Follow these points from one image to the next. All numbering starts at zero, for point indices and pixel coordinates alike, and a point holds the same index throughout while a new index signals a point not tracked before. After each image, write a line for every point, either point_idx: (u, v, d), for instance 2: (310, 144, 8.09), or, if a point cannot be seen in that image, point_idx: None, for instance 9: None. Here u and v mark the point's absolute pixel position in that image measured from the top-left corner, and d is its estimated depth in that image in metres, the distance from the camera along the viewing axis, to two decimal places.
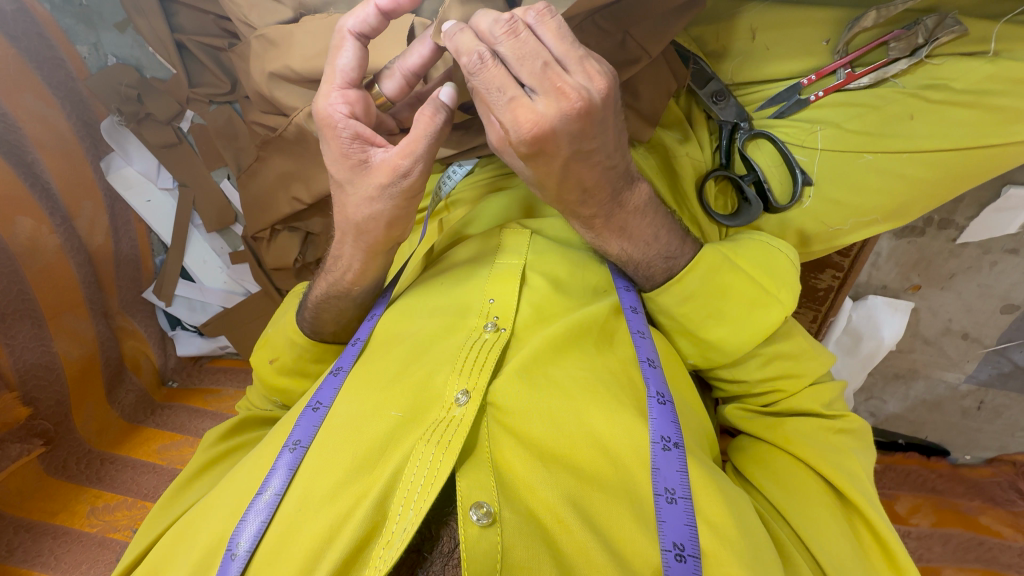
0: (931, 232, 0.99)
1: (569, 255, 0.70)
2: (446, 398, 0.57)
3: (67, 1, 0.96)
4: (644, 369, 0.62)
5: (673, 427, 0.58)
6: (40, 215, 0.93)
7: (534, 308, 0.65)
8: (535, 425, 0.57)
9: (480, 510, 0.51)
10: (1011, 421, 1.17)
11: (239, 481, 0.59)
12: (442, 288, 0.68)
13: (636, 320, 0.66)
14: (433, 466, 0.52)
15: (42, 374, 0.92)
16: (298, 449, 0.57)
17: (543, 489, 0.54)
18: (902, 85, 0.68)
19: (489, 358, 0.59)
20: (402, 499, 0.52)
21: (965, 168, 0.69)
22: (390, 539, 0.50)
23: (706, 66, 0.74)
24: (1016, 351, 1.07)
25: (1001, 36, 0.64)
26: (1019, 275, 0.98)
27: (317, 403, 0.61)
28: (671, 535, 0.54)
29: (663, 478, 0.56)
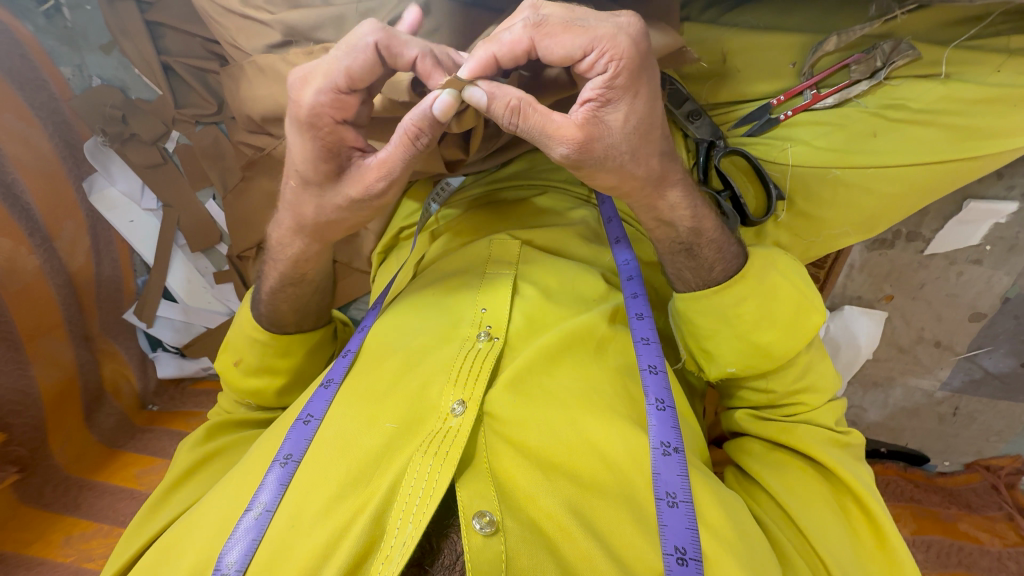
0: (901, 244, 1.03)
1: (557, 266, 0.72)
2: (442, 408, 0.58)
3: (52, 24, 0.97)
4: (645, 377, 0.62)
5: (673, 432, 0.59)
6: (18, 236, 0.92)
7: (526, 317, 0.66)
8: (531, 434, 0.58)
9: (483, 519, 0.52)
10: (985, 425, 1.20)
11: (228, 495, 0.58)
12: (432, 300, 0.68)
13: (641, 328, 0.65)
14: (431, 476, 0.53)
15: (17, 400, 0.89)
16: (290, 463, 0.57)
17: (543, 496, 0.55)
18: (865, 105, 0.72)
19: (484, 367, 0.60)
20: (401, 512, 0.52)
21: (929, 183, 0.72)
22: (389, 552, 0.51)
23: (681, 87, 0.78)
24: (986, 357, 1.11)
25: (951, 61, 0.68)
26: (983, 284, 1.03)
27: (308, 416, 0.60)
28: (673, 539, 0.54)
29: (663, 483, 0.57)
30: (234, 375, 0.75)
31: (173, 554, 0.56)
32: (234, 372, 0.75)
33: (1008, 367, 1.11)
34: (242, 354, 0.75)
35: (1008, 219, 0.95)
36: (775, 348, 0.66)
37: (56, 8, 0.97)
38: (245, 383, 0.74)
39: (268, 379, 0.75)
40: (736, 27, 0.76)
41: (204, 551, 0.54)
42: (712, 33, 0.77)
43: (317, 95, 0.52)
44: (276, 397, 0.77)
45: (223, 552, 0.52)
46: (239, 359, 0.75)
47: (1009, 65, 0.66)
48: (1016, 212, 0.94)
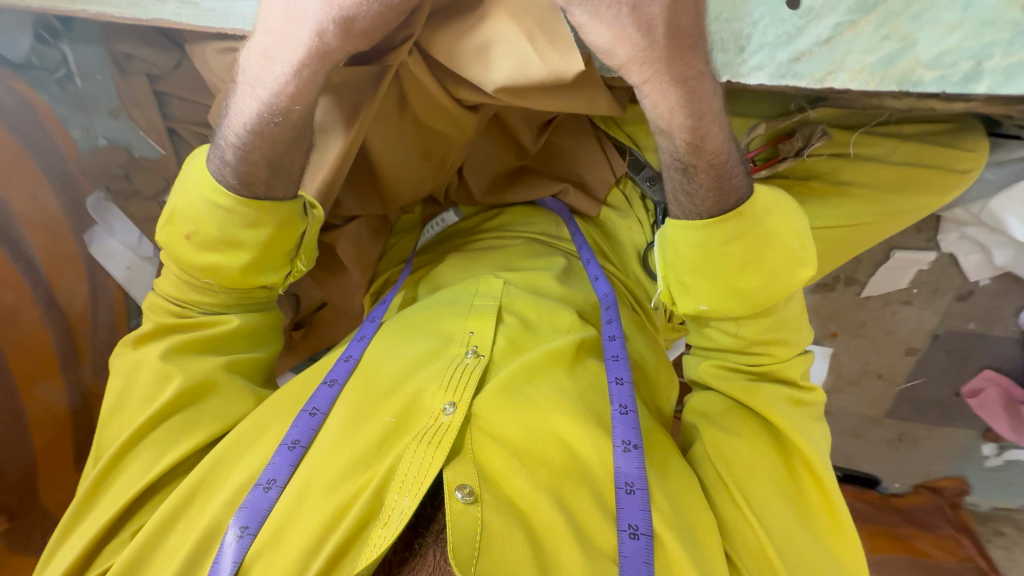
0: (840, 287, 1.15)
1: (536, 300, 0.79)
2: (435, 408, 0.68)
3: (65, 92, 1.06)
4: (612, 387, 0.71)
5: (633, 432, 0.66)
6: (21, 288, 0.96)
7: (508, 340, 0.74)
8: (511, 429, 0.66)
9: (464, 490, 0.61)
10: (930, 450, 1.31)
11: (236, 474, 0.66)
12: (427, 318, 0.78)
13: (612, 348, 0.75)
14: (424, 462, 0.63)
15: (10, 446, 0.92)
16: (297, 447, 0.66)
17: (516, 479, 0.64)
18: (792, 175, 0.83)
19: (471, 378, 0.69)
20: (397, 488, 0.62)
21: (848, 243, 0.83)
22: (388, 520, 0.60)
23: (637, 155, 0.90)
24: (924, 387, 1.22)
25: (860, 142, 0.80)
26: (914, 323, 1.15)
27: (314, 408, 0.70)
28: (627, 519, 0.62)
29: (623, 474, 0.64)
30: (185, 250, 0.71)
31: (197, 505, 0.65)
32: (186, 247, 0.71)
33: (942, 396, 1.23)
34: (197, 224, 0.69)
35: (930, 265, 1.08)
36: (755, 293, 0.66)
37: (68, 76, 1.05)
38: (198, 258, 0.70)
39: (226, 254, 0.70)
40: None
41: (221, 515, 0.63)
42: None
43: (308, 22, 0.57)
44: (241, 274, 0.71)
45: (232, 521, 0.62)
46: (194, 227, 0.69)
47: (902, 148, 0.79)
48: (937, 259, 1.07)
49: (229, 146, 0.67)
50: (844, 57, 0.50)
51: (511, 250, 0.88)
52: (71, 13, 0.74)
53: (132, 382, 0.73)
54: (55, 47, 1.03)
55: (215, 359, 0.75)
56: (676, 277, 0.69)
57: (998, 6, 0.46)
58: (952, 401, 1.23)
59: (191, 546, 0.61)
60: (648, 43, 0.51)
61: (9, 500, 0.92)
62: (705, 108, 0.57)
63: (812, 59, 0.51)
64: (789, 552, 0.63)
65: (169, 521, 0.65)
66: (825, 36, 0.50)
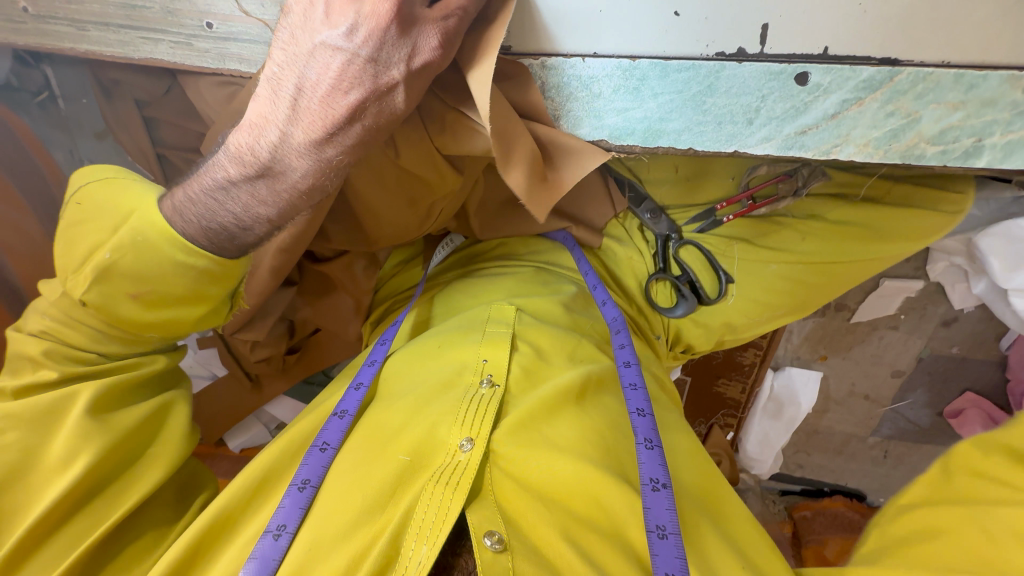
0: (830, 313, 1.16)
1: (548, 329, 0.80)
2: (451, 444, 0.66)
3: (46, 113, 1.00)
4: (635, 418, 0.72)
5: (661, 468, 0.65)
6: None
7: (523, 368, 0.74)
8: (533, 469, 0.65)
9: (493, 537, 0.58)
10: (911, 466, 1.35)
11: (248, 528, 0.63)
12: (437, 355, 0.77)
13: (628, 374, 0.77)
14: (443, 505, 0.60)
15: None
16: (307, 488, 0.64)
17: (542, 524, 0.61)
18: (792, 214, 0.85)
19: (488, 411, 0.68)
20: (414, 535, 0.58)
21: (840, 276, 0.86)
22: (405, 571, 0.56)
23: (640, 188, 0.89)
24: (907, 408, 1.26)
25: (872, 185, 0.80)
26: (901, 346, 1.18)
27: (324, 444, 0.68)
28: (663, 567, 0.58)
29: (654, 516, 0.62)
30: (124, 307, 0.63)
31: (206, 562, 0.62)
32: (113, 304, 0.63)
33: (925, 416, 1.26)
34: (149, 283, 0.62)
35: (917, 292, 1.10)
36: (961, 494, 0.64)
37: (51, 99, 0.99)
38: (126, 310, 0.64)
39: (179, 309, 0.65)
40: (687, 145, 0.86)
41: (231, 571, 0.59)
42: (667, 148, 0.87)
43: (339, 43, 0.48)
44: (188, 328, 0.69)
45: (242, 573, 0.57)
46: (144, 284, 0.62)
47: (898, 189, 0.80)
48: (924, 287, 1.10)
49: (228, 180, 0.57)
50: (851, 131, 0.48)
51: (520, 277, 0.88)
52: (58, 48, 0.70)
53: (46, 444, 0.62)
54: (36, 68, 0.95)
55: (145, 406, 0.71)
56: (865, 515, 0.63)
57: (1002, 86, 0.45)
58: (934, 420, 1.26)
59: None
60: None
61: None
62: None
63: (819, 133, 0.48)
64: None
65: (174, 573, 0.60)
66: (832, 111, 0.47)
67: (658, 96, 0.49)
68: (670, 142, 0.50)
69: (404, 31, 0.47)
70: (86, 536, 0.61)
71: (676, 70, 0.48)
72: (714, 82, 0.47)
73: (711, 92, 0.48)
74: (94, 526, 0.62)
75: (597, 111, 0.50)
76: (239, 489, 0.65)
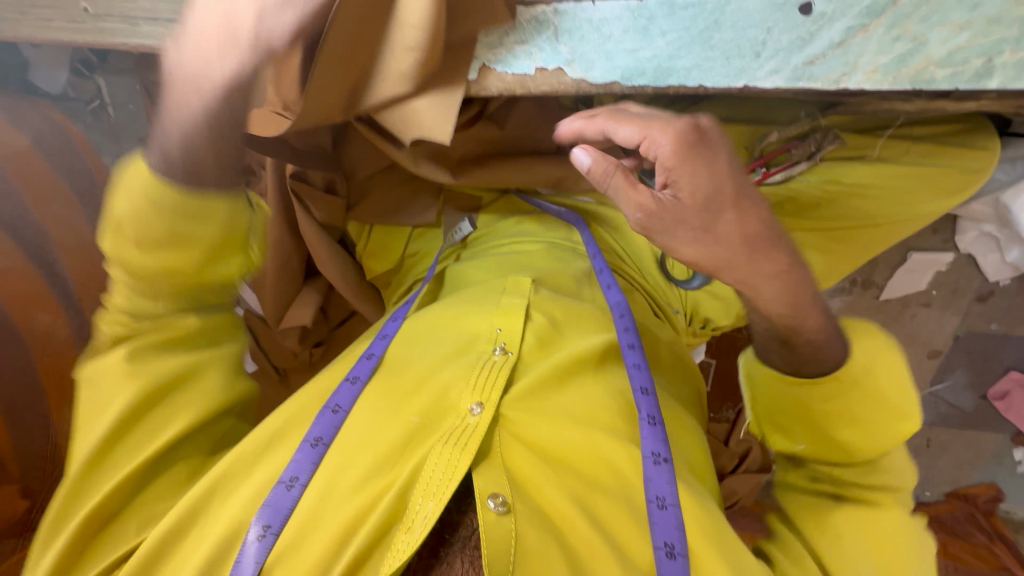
0: (858, 290, 1.15)
1: (564, 301, 0.77)
2: (461, 407, 0.64)
3: (98, 121, 1.13)
4: (638, 397, 0.67)
5: (662, 443, 0.63)
6: (56, 308, 0.95)
7: (538, 338, 0.71)
8: (542, 431, 0.63)
9: (496, 499, 0.57)
10: (957, 456, 1.28)
11: (260, 469, 0.61)
12: (452, 319, 0.74)
13: (631, 356, 0.71)
14: (450, 463, 0.58)
15: (42, 467, 0.91)
16: (320, 445, 0.61)
17: (548, 487, 0.60)
18: (808, 181, 0.82)
19: (499, 377, 0.65)
20: (422, 492, 0.58)
21: (861, 242, 0.84)
22: (411, 525, 0.56)
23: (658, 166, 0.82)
24: (947, 391, 1.21)
25: (884, 145, 0.80)
26: (936, 324, 1.14)
27: (336, 406, 0.65)
28: (663, 536, 0.58)
29: (654, 487, 0.61)
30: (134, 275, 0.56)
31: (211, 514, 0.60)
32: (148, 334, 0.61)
33: (968, 400, 1.21)
34: (157, 241, 0.53)
35: (948, 266, 1.08)
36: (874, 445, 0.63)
37: (101, 106, 1.13)
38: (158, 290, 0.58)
39: (170, 252, 0.54)
40: (701, 116, 0.84)
41: (240, 520, 0.57)
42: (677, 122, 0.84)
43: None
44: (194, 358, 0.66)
45: (255, 519, 0.57)
46: (139, 225, 0.52)
47: (916, 148, 0.79)
48: (954, 260, 1.07)
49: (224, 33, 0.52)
50: (858, 58, 0.49)
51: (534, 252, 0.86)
52: (112, 44, 0.77)
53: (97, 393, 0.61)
54: (90, 78, 1.10)
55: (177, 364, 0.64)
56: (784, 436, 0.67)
57: (1005, 4, 0.45)
58: (978, 404, 1.20)
59: (201, 560, 0.55)
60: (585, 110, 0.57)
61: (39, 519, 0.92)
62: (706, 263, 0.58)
63: (826, 63, 0.50)
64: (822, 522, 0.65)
65: (181, 528, 0.59)
66: (838, 40, 0.49)
67: (667, 34, 0.51)
68: (680, 80, 0.53)
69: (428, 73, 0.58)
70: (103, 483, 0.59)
71: (682, 7, 0.50)
72: (720, 17, 0.50)
73: (717, 27, 0.50)
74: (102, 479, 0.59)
75: (608, 52, 0.53)
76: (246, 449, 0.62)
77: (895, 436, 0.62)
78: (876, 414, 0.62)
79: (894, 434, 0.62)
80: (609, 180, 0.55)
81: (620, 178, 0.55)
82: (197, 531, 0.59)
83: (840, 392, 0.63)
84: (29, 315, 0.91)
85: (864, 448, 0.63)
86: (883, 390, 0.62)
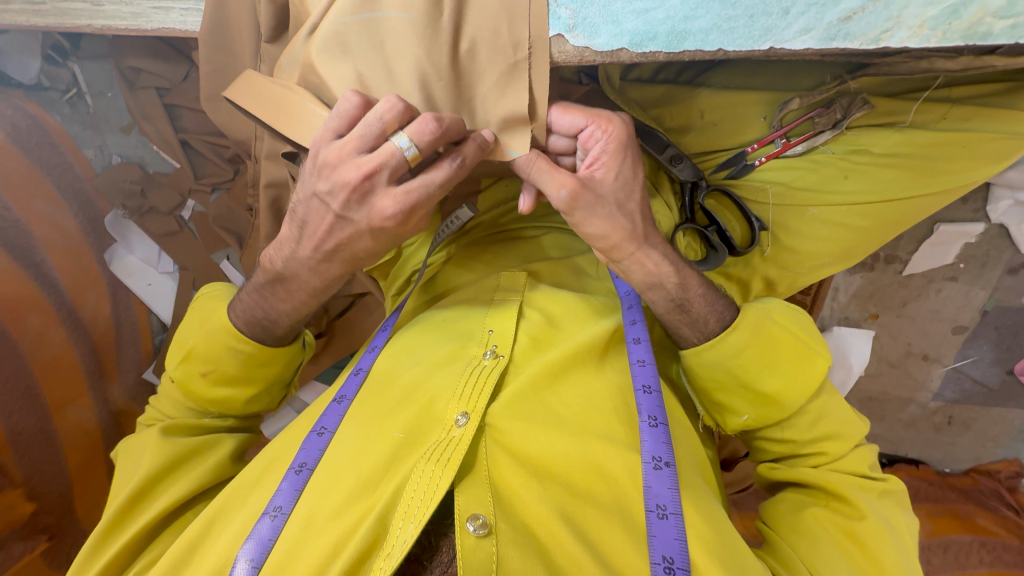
0: (880, 266, 1.09)
1: (563, 295, 0.71)
2: (447, 419, 0.59)
3: (76, 111, 1.06)
4: (638, 395, 0.62)
5: (665, 447, 0.59)
6: (48, 310, 0.93)
7: (532, 338, 0.66)
8: (534, 444, 0.58)
9: (477, 522, 0.52)
10: (980, 432, 1.24)
11: (254, 498, 0.58)
12: (443, 325, 0.69)
13: (636, 351, 0.66)
14: (432, 481, 0.53)
15: (45, 469, 0.90)
16: (304, 471, 0.57)
17: (535, 502, 0.55)
18: (832, 151, 0.76)
19: (487, 383, 0.60)
20: (402, 514, 0.53)
21: (890, 218, 0.78)
22: (391, 550, 0.51)
23: (661, 133, 0.78)
24: (972, 367, 1.16)
25: (918, 110, 0.73)
26: (962, 299, 1.08)
27: (322, 428, 0.61)
28: (660, 549, 0.54)
29: (654, 495, 0.57)
30: (194, 387, 0.68)
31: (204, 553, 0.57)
32: (218, 365, 0.67)
33: (994, 376, 1.16)
34: (214, 364, 0.67)
35: (977, 238, 1.02)
36: (786, 397, 0.65)
37: (79, 95, 1.06)
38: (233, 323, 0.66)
39: (237, 389, 0.69)
40: (713, 87, 0.78)
41: (230, 551, 0.54)
42: (690, 93, 0.78)
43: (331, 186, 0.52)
44: (243, 406, 0.71)
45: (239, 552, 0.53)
46: (209, 365, 0.67)
47: (955, 112, 0.72)
48: (984, 231, 1.02)
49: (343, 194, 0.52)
50: (902, 12, 0.43)
51: (535, 243, 0.82)
52: (77, 27, 0.72)
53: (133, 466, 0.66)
54: (64, 66, 1.04)
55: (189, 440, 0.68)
56: (711, 400, 0.70)
57: None
58: (1004, 380, 1.16)
59: None
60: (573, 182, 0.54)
61: (49, 521, 0.90)
62: (635, 251, 0.61)
63: (864, 18, 0.43)
64: (801, 527, 0.65)
65: (180, 561, 0.57)
66: None
67: None
68: (696, 43, 0.46)
69: (362, 197, 0.52)
70: (131, 518, 0.62)
71: None
72: None
73: None
74: (132, 509, 0.63)
75: (614, 15, 0.47)
76: (251, 471, 0.62)
77: (813, 378, 0.66)
78: (784, 359, 0.66)
79: (811, 377, 0.66)
80: (523, 162, 0.53)
81: (542, 163, 0.53)
82: (195, 565, 0.57)
83: (741, 340, 0.65)
84: (22, 319, 0.88)
85: (786, 397, 0.65)
86: (791, 333, 0.67)
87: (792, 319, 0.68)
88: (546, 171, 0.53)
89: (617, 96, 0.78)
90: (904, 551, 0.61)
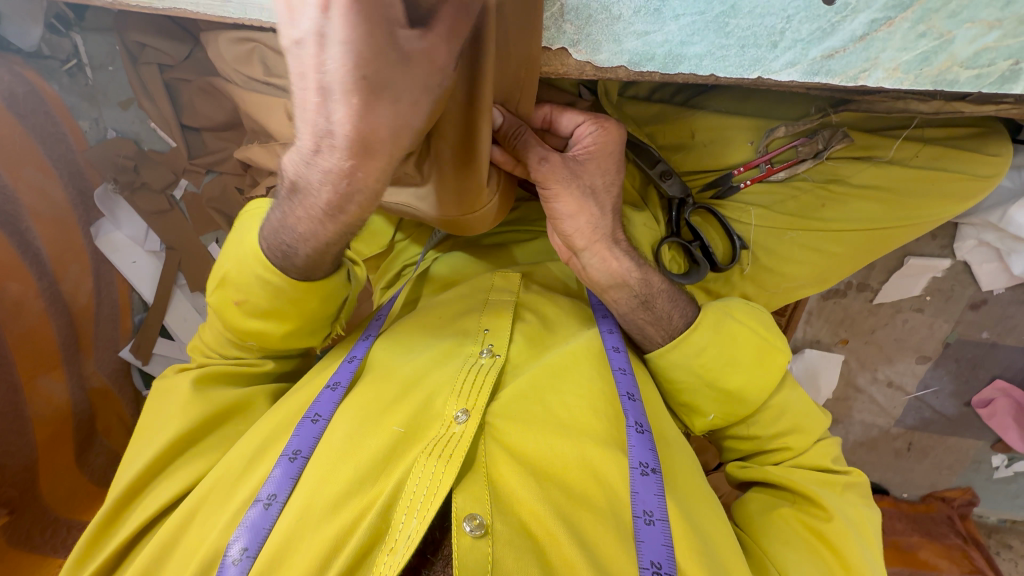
0: (852, 293, 1.14)
1: (555, 299, 0.75)
2: (446, 416, 0.61)
3: (74, 81, 1.04)
4: (624, 402, 0.63)
5: (651, 453, 0.60)
6: (28, 279, 0.92)
7: (526, 338, 0.69)
8: (531, 445, 0.60)
9: (474, 522, 0.53)
10: (937, 460, 1.29)
11: (245, 484, 0.59)
12: (439, 322, 0.71)
13: (617, 359, 0.68)
14: (435, 478, 0.55)
15: (13, 440, 0.88)
16: (298, 458, 0.59)
17: (533, 501, 0.57)
18: (811, 179, 0.81)
19: (486, 382, 0.62)
20: (405, 508, 0.54)
21: (865, 246, 0.83)
22: (394, 545, 0.52)
23: (653, 149, 0.81)
24: (933, 398, 1.21)
25: (896, 146, 0.77)
26: (926, 330, 1.13)
27: (315, 414, 0.62)
28: (649, 555, 0.55)
29: (641, 501, 0.58)
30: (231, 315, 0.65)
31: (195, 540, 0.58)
32: (249, 300, 0.63)
33: (952, 406, 1.21)
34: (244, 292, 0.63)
35: (944, 272, 1.07)
36: (749, 394, 0.69)
37: (79, 66, 1.04)
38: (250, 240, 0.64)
39: (270, 324, 0.65)
40: (702, 110, 0.81)
41: (218, 544, 0.55)
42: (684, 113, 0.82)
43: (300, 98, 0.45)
44: (280, 341, 0.68)
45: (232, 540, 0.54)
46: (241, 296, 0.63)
47: (925, 151, 0.77)
48: (950, 267, 1.06)
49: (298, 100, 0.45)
50: (880, 54, 0.46)
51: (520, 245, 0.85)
52: None
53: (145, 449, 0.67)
54: (67, 36, 1.01)
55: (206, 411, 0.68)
56: (679, 402, 0.73)
57: None
58: (961, 410, 1.21)
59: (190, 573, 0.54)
60: (559, 163, 0.61)
61: (11, 494, 0.88)
62: (598, 244, 0.66)
63: (845, 57, 0.47)
64: (771, 531, 0.67)
65: (170, 544, 0.59)
66: (860, 33, 0.46)
67: (680, 18, 0.48)
68: (691, 67, 0.50)
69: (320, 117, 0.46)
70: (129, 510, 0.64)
71: None
72: (737, 2, 0.46)
73: (734, 12, 0.47)
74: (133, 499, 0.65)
75: (617, 34, 0.50)
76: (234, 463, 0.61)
77: (772, 373, 0.69)
78: (744, 355, 0.69)
79: (771, 373, 0.69)
80: (517, 135, 0.58)
81: (528, 135, 0.58)
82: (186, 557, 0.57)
83: (703, 340, 0.68)
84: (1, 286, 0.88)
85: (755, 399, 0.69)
86: (746, 326, 0.70)
87: (750, 315, 0.71)
88: (530, 143, 0.59)
89: (614, 110, 0.80)
90: (864, 544, 0.64)
